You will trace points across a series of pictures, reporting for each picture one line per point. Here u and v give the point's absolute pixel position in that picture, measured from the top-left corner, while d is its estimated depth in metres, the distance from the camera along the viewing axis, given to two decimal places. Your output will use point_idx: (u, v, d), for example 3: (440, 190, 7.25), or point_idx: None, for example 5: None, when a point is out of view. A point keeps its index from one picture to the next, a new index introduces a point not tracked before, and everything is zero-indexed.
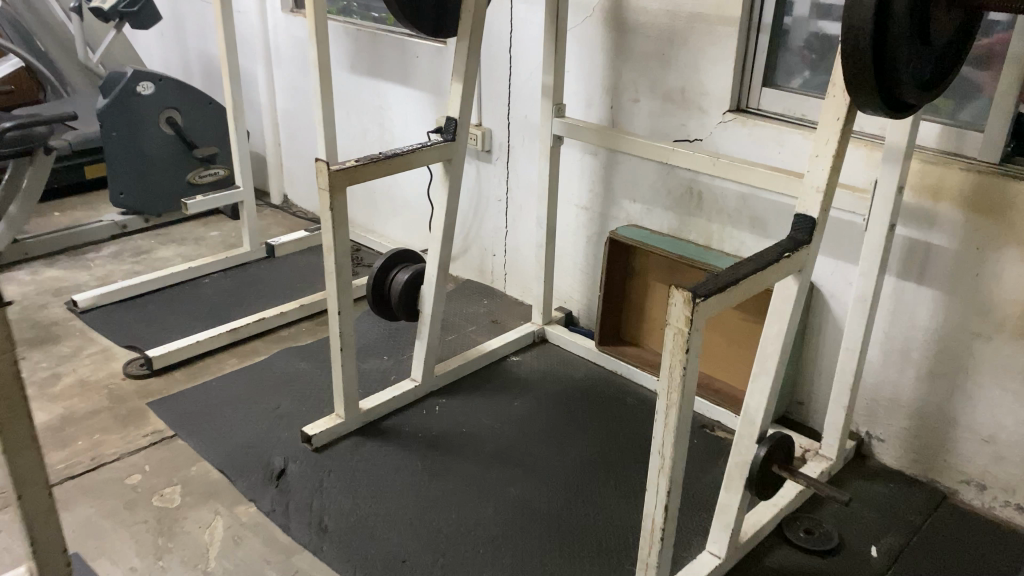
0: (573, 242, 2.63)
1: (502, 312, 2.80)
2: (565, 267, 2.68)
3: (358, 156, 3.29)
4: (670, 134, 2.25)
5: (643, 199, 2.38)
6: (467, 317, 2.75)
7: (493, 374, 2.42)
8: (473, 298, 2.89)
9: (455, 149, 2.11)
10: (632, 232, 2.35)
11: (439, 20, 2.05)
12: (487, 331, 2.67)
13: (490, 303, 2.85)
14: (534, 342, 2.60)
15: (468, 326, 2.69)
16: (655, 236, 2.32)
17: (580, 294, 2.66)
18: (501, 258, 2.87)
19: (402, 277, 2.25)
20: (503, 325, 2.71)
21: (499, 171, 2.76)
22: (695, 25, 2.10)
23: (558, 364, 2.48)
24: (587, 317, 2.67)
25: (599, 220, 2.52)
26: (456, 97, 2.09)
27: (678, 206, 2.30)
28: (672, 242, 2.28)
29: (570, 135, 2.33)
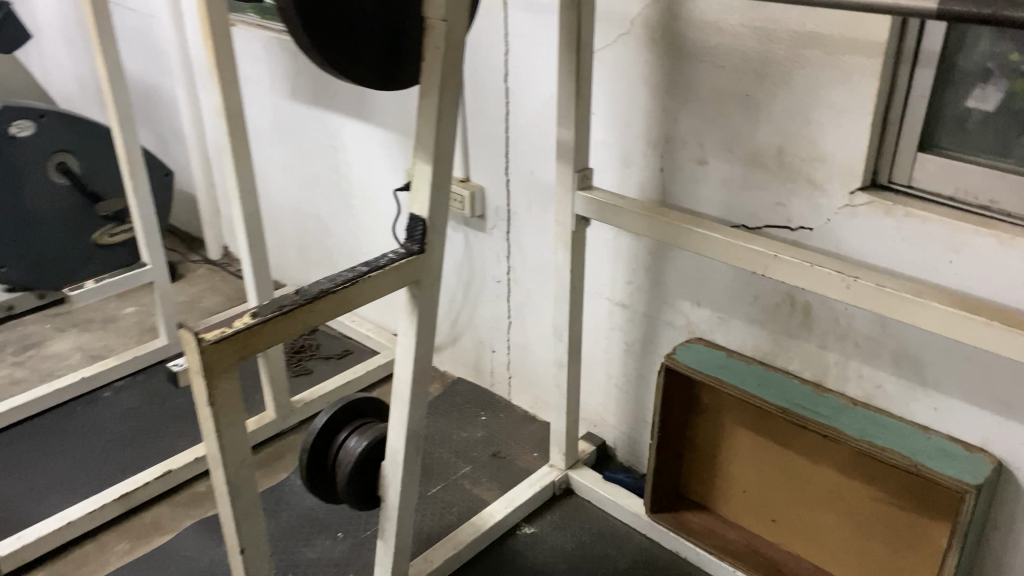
0: (604, 349, 1.84)
1: (506, 435, 2.02)
2: (595, 381, 1.89)
3: (308, 208, 2.49)
4: (757, 215, 1.46)
5: (713, 304, 1.59)
6: (458, 450, 1.97)
7: (496, 563, 1.66)
8: (467, 413, 2.10)
9: (424, 265, 1.32)
10: (698, 356, 1.57)
11: (392, 57, 1.26)
12: (486, 475, 1.90)
13: (489, 420, 2.07)
14: (556, 496, 1.83)
15: (461, 467, 1.92)
16: (735, 364, 1.54)
17: (616, 420, 1.88)
18: (501, 357, 2.08)
19: (354, 445, 1.48)
20: (509, 461, 1.93)
21: (496, 244, 1.96)
22: (802, 51, 1.30)
23: (590, 538, 1.72)
24: (628, 451, 1.89)
25: (645, 325, 1.73)
26: (422, 185, 1.29)
27: (774, 320, 1.51)
28: (763, 378, 1.51)
29: (600, 217, 1.53)
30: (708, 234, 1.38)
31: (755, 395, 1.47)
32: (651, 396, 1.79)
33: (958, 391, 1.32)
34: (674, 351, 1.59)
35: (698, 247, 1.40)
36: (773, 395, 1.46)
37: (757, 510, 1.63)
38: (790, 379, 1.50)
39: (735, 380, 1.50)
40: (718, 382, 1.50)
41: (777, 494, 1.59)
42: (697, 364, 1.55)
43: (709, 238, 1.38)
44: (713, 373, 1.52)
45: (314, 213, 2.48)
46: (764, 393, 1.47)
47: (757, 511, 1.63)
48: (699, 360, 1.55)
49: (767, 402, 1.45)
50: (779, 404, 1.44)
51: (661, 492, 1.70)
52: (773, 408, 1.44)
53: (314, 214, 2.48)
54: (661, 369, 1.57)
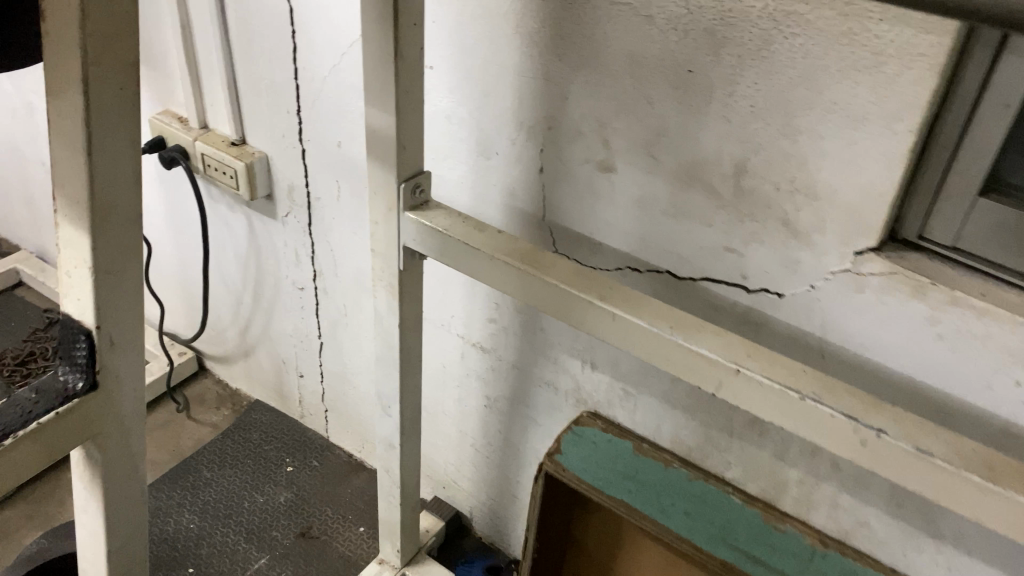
0: (453, 399, 1.28)
1: (319, 498, 1.45)
2: (442, 436, 1.34)
3: (27, 148, 1.72)
4: (691, 261, 0.91)
5: (614, 371, 1.04)
6: (249, 530, 1.39)
7: None
8: (265, 462, 1.51)
9: (105, 408, 0.69)
10: (593, 453, 1.03)
11: None
12: (289, 573, 1.34)
13: (296, 474, 1.49)
14: None
15: (254, 560, 1.35)
16: (649, 467, 1.02)
17: (472, 488, 1.35)
18: (311, 386, 1.49)
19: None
20: (323, 545, 1.38)
21: (293, 238, 1.32)
22: (798, 7, 0.71)
23: None
24: (489, 525, 1.37)
25: (513, 381, 1.17)
26: (74, 266, 0.64)
27: (709, 411, 0.98)
28: (690, 495, 0.99)
29: (440, 256, 0.92)
30: (624, 315, 0.80)
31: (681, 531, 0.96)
32: (521, 469, 1.26)
33: (990, 555, 0.85)
34: (557, 442, 1.04)
35: (606, 332, 0.83)
36: (707, 532, 0.96)
37: None
38: (728, 497, 0.99)
39: (650, 503, 0.99)
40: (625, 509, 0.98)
41: None
42: (592, 474, 1.01)
43: (624, 322, 0.81)
44: (616, 490, 1.00)
45: (37, 158, 1.71)
46: (693, 528, 0.96)
47: None
48: (597, 464, 1.02)
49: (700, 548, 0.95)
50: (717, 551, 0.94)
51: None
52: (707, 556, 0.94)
53: (38, 159, 1.71)
54: (537, 475, 1.03)
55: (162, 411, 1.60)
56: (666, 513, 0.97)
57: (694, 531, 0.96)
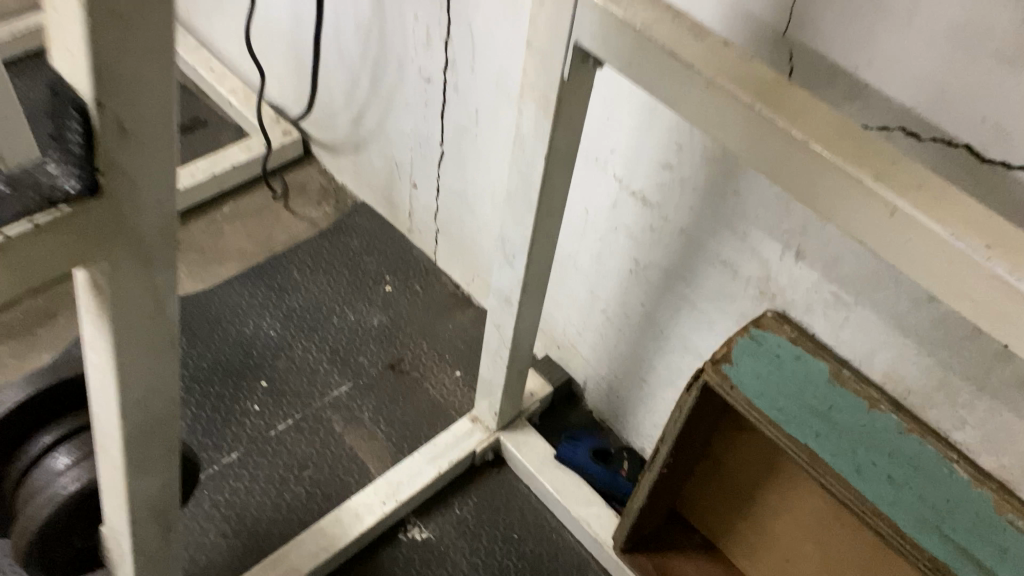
0: (592, 252, 1.02)
1: (414, 329, 1.24)
2: (569, 291, 1.10)
3: None
4: (1018, 137, 0.58)
5: (829, 269, 0.76)
6: (334, 351, 1.21)
7: None
8: (362, 274, 1.30)
9: (106, 216, 0.46)
10: (773, 371, 0.78)
11: None
12: (370, 408, 1.15)
13: (395, 296, 1.28)
14: (477, 468, 1.11)
15: (333, 385, 1.17)
16: (846, 404, 0.76)
17: (595, 356, 1.12)
18: (425, 199, 1.25)
19: (57, 464, 0.73)
20: (412, 384, 1.18)
21: (429, 12, 1.03)
22: None
23: (516, 566, 1.04)
24: (604, 403, 1.16)
25: (677, 249, 0.90)
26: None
27: (960, 353, 0.70)
28: (897, 455, 0.73)
29: (630, 69, 0.61)
30: (906, 215, 0.50)
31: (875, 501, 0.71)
32: (662, 352, 1.01)
33: None
34: (727, 345, 0.79)
35: (867, 232, 0.53)
36: (911, 510, 0.70)
37: None
38: (950, 468, 0.72)
39: (839, 454, 0.73)
40: (805, 455, 0.73)
41: None
42: (767, 399, 0.76)
43: (904, 226, 0.51)
44: (797, 427, 0.74)
45: None
46: (893, 501, 0.70)
47: None
48: (776, 386, 0.77)
49: (895, 529, 0.70)
50: (919, 540, 0.69)
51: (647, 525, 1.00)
52: (904, 543, 0.69)
53: None
54: (692, 383, 0.79)
55: (257, 195, 1.40)
56: (860, 473, 0.72)
57: (894, 505, 0.70)
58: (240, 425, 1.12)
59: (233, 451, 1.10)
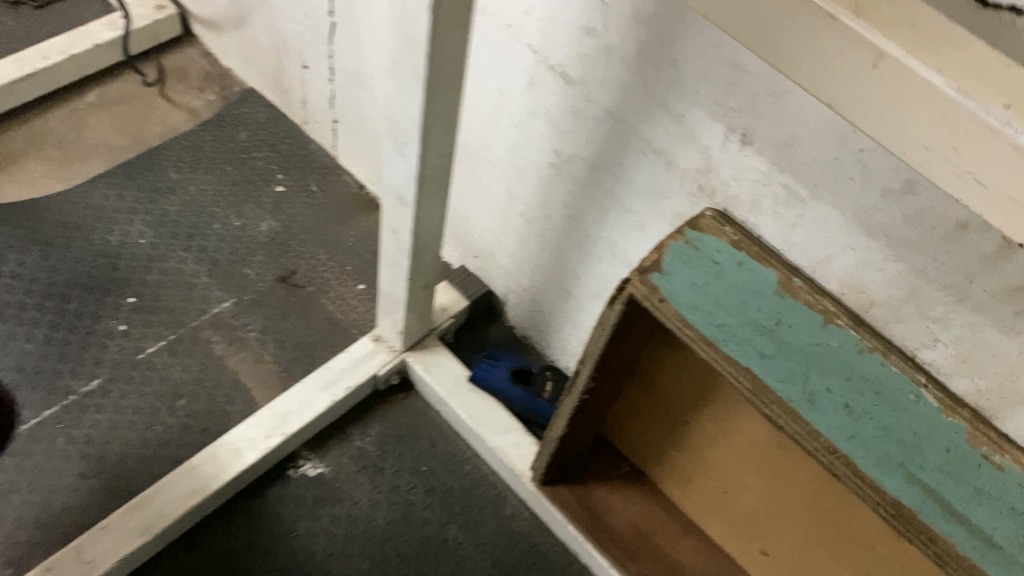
0: (507, 143, 0.87)
1: (310, 236, 1.08)
2: (483, 190, 0.95)
3: None
4: None
5: (780, 157, 0.63)
6: (215, 261, 1.05)
7: (233, 552, 0.86)
8: (249, 174, 1.13)
9: None
10: (711, 282, 0.64)
11: None
12: (258, 327, 1.00)
13: (287, 197, 1.11)
14: (381, 393, 0.97)
15: (215, 301, 1.02)
16: (797, 320, 0.62)
17: (514, 265, 0.98)
18: (320, 85, 1.07)
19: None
20: (306, 299, 1.03)
21: None
22: None
23: (422, 502, 0.92)
24: (527, 318, 1.02)
25: (602, 136, 0.76)
26: None
27: (935, 257, 0.57)
28: (856, 381, 0.60)
29: None
30: (893, 60, 0.34)
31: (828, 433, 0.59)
32: (588, 259, 0.87)
33: None
34: (658, 252, 0.66)
35: (836, 89, 0.36)
36: (871, 445, 0.59)
37: (742, 525, 0.83)
38: (917, 396, 0.59)
39: (788, 379, 0.61)
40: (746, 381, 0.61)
41: (799, 528, 0.78)
42: (704, 315, 0.63)
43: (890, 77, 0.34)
44: (738, 349, 0.62)
45: None
46: (850, 435, 0.59)
47: (739, 527, 0.84)
48: (715, 299, 0.63)
49: (851, 467, 0.59)
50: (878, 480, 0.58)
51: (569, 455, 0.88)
52: (859, 484, 0.59)
53: None
54: (615, 296, 0.66)
55: (125, 83, 1.20)
56: (812, 402, 0.60)
57: (852, 438, 0.59)
58: (102, 348, 0.96)
59: (94, 378, 0.94)
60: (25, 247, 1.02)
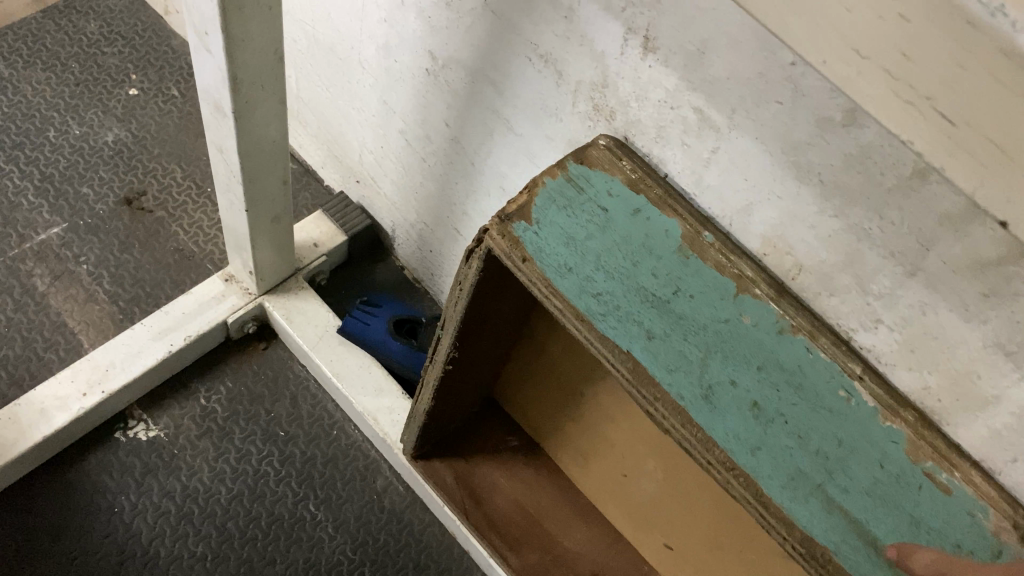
0: (376, 41, 0.69)
1: (166, 151, 0.91)
2: (357, 101, 0.77)
3: None
4: None
5: (689, 70, 0.47)
6: (45, 177, 0.87)
7: (39, 529, 0.72)
8: (97, 71, 0.94)
9: None
10: (593, 236, 0.49)
11: None
12: (93, 258, 0.84)
13: (140, 102, 0.93)
14: (234, 342, 0.84)
15: (43, 226, 0.85)
16: (701, 288, 0.48)
17: (397, 193, 0.82)
18: None
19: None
20: (154, 226, 0.87)
21: None
22: None
23: (276, 475, 0.78)
24: (417, 257, 0.87)
25: (479, 34, 0.59)
26: None
27: (882, 214, 0.42)
28: (768, 373, 0.46)
29: None
30: None
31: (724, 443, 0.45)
32: (473, 191, 0.71)
33: None
34: (528, 194, 0.50)
35: None
36: (780, 460, 0.44)
37: (643, 513, 0.70)
38: (847, 393, 0.46)
39: (680, 370, 0.46)
40: (627, 371, 0.46)
41: (703, 524, 0.64)
42: (579, 281, 0.48)
43: None
44: (617, 328, 0.47)
45: None
46: (753, 447, 0.45)
47: (638, 514, 0.71)
48: (596, 259, 0.48)
49: (750, 490, 0.44)
50: (784, 508, 0.44)
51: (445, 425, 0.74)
52: (760, 512, 0.44)
53: None
54: (472, 250, 0.50)
55: None
56: (708, 402, 0.45)
57: (756, 450, 0.45)
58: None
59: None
60: None
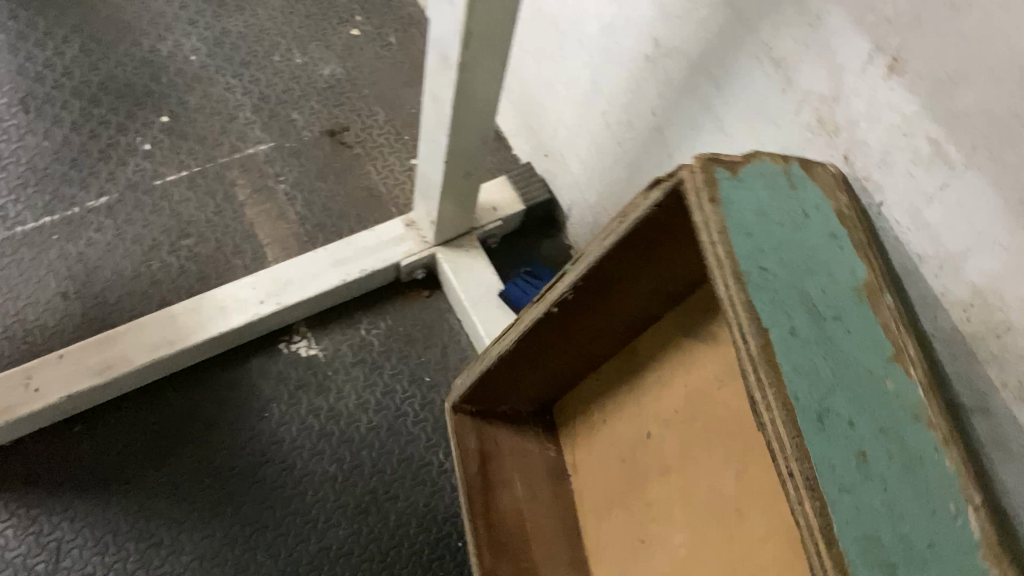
0: (603, 22, 0.70)
1: (374, 93, 0.96)
2: (567, 77, 0.78)
3: None
4: None
5: (936, 99, 0.44)
6: (264, 97, 0.93)
7: (198, 413, 0.79)
8: (327, 8, 1.00)
9: None
10: (784, 227, 0.42)
11: None
12: (291, 179, 0.89)
13: (360, 42, 0.99)
14: (400, 283, 0.87)
15: (252, 142, 0.91)
16: (860, 334, 0.40)
17: (583, 173, 0.82)
18: None
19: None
20: (350, 160, 0.92)
21: None
22: None
23: (414, 417, 0.82)
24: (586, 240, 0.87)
25: (713, 28, 0.58)
26: None
27: None
28: (892, 435, 0.38)
29: None
30: None
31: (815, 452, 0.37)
32: None
33: None
34: (744, 160, 0.44)
35: None
36: (864, 516, 0.36)
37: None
38: (961, 508, 0.37)
39: (805, 375, 0.38)
40: (757, 347, 0.38)
41: None
42: (753, 249, 0.41)
43: None
44: (769, 308, 0.39)
45: None
46: (838, 477, 0.36)
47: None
48: (775, 244, 0.41)
49: (823, 519, 0.35)
50: (845, 555, 0.35)
51: (512, 379, 0.67)
52: (815, 547, 0.35)
53: None
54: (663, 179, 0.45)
55: None
56: (821, 423, 0.37)
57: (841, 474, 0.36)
58: (119, 164, 0.87)
59: (101, 196, 0.85)
60: (67, 38, 0.93)
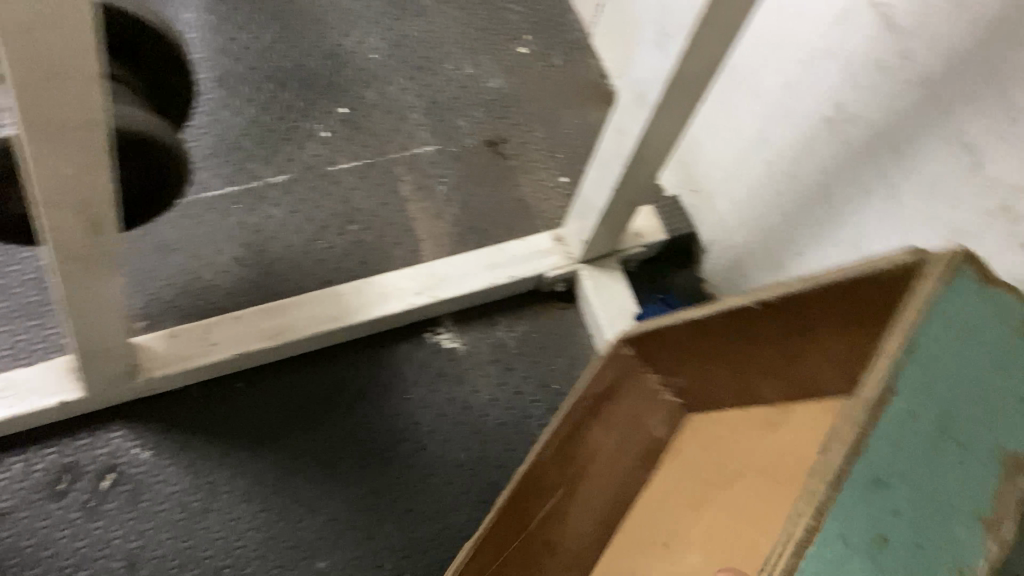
0: (786, 79, 0.74)
1: (535, 110, 1.01)
2: (734, 123, 0.83)
3: None
4: None
5: None
6: (435, 101, 1.00)
7: (344, 387, 0.85)
8: (500, 24, 1.06)
9: None
10: (986, 344, 0.40)
11: None
12: (450, 181, 0.96)
13: (527, 60, 1.05)
14: (540, 292, 0.93)
15: (418, 141, 0.97)
16: (979, 475, 0.38)
17: (733, 215, 0.86)
18: None
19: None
20: (506, 171, 0.97)
21: None
22: None
23: (540, 420, 0.87)
24: (722, 277, 0.90)
25: (903, 105, 0.62)
26: None
27: None
28: (924, 560, 0.36)
29: None
30: None
31: (830, 515, 0.36)
32: (820, 242, 0.74)
33: None
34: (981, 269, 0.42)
35: None
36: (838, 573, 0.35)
37: None
38: None
39: (890, 450, 0.37)
40: (874, 400, 0.38)
41: None
42: (938, 333, 0.39)
43: None
44: (913, 387, 0.38)
45: None
46: (840, 535, 0.36)
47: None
48: (962, 349, 0.40)
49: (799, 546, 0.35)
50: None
51: (667, 352, 0.60)
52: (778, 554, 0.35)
53: None
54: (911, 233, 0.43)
55: None
56: (871, 490, 0.36)
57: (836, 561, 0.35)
58: (300, 146, 0.94)
59: (281, 174, 0.92)
60: (265, 24, 1.01)
